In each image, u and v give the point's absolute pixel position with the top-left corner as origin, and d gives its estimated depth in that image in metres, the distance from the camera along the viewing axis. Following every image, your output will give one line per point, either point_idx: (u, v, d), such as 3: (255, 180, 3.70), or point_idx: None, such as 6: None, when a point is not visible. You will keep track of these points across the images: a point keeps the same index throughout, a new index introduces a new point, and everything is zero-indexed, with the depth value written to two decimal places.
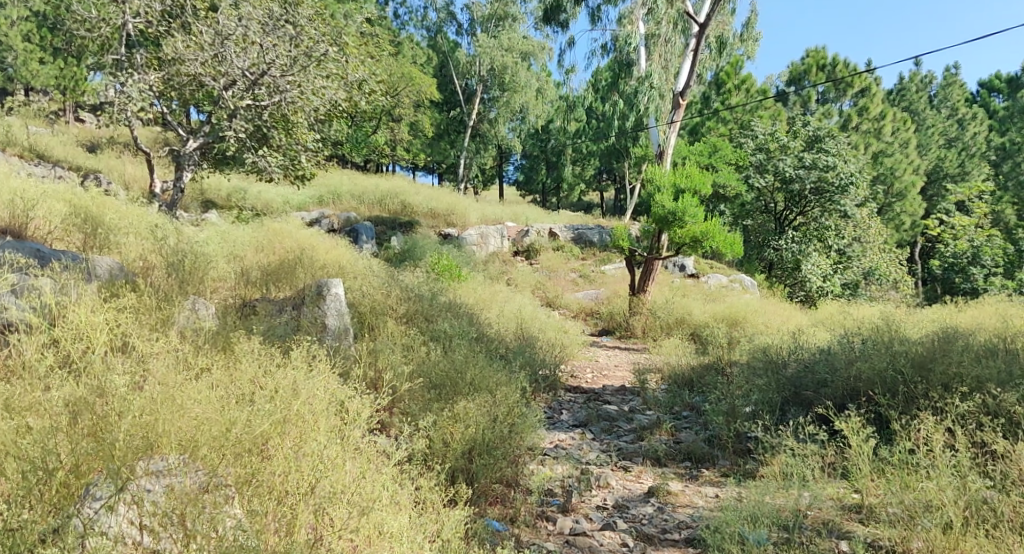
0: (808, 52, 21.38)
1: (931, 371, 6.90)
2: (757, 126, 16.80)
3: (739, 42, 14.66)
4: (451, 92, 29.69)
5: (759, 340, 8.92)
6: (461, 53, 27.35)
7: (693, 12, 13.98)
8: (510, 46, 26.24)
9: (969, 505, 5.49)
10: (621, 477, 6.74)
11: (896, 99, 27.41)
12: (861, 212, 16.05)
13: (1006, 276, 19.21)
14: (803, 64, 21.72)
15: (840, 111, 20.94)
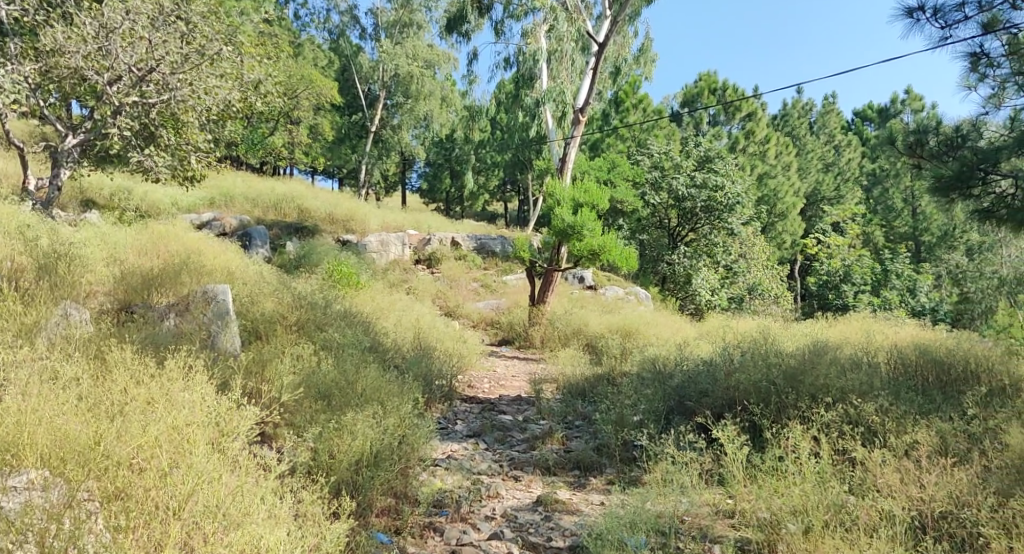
0: (701, 76, 22.47)
1: (801, 382, 7.36)
2: (653, 145, 17.38)
3: (638, 63, 15.11)
4: (354, 97, 29.29)
5: (649, 351, 9.22)
6: (364, 58, 27.05)
7: (594, 32, 14.44)
8: (416, 54, 26.47)
9: (831, 509, 5.85)
10: (511, 486, 6.84)
11: (780, 124, 29.07)
12: (747, 230, 16.93)
13: (874, 293, 20.68)
14: (696, 88, 22.74)
15: (729, 134, 22.25)
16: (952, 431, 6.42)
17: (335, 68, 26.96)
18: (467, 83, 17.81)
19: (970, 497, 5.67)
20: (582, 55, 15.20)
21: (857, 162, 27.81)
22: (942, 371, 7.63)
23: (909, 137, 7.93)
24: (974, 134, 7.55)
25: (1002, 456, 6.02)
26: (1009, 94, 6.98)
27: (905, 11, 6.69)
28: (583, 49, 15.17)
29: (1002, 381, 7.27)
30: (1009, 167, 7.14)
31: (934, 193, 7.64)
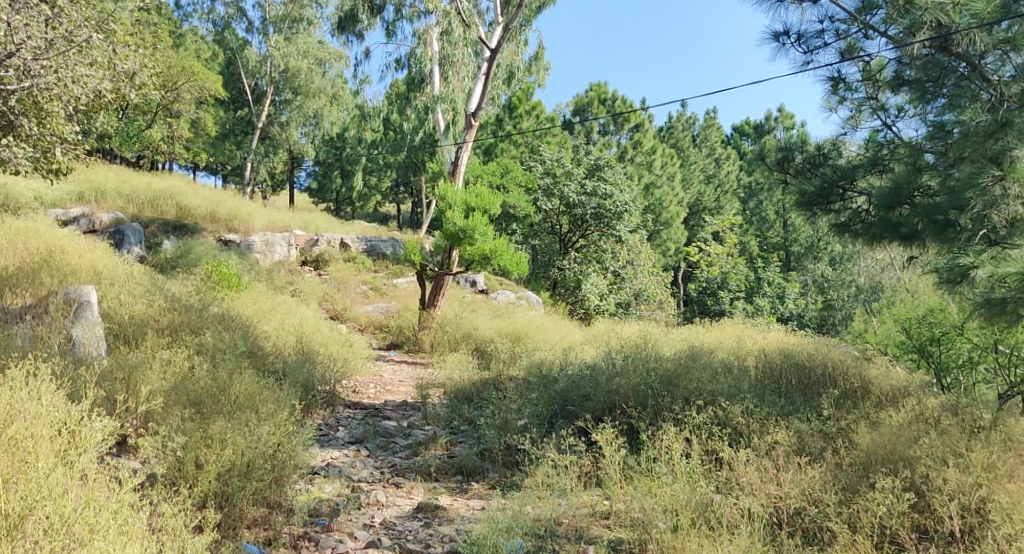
0: (591, 86, 23.10)
1: (676, 386, 7.68)
2: (545, 151, 17.43)
3: (531, 70, 15.34)
4: (239, 92, 28.19)
5: (536, 355, 9.35)
6: (251, 52, 26.21)
7: (486, 38, 14.58)
8: (306, 51, 25.92)
9: (698, 508, 6.08)
10: (392, 493, 6.72)
11: (665, 136, 30.18)
12: (633, 238, 17.55)
13: (746, 300, 21.79)
14: (587, 97, 23.25)
15: (618, 143, 22.92)
16: (809, 431, 6.88)
17: (219, 61, 25.97)
18: (359, 83, 17.52)
19: (821, 494, 6.06)
20: (475, 60, 15.26)
21: (736, 176, 29.25)
22: (804, 374, 8.13)
23: (777, 153, 8.38)
24: (835, 152, 8.06)
25: (851, 454, 6.50)
26: (864, 117, 7.52)
27: (772, 36, 7.07)
28: (476, 53, 15.27)
29: (854, 384, 7.85)
30: (864, 184, 7.70)
31: (799, 208, 8.14)
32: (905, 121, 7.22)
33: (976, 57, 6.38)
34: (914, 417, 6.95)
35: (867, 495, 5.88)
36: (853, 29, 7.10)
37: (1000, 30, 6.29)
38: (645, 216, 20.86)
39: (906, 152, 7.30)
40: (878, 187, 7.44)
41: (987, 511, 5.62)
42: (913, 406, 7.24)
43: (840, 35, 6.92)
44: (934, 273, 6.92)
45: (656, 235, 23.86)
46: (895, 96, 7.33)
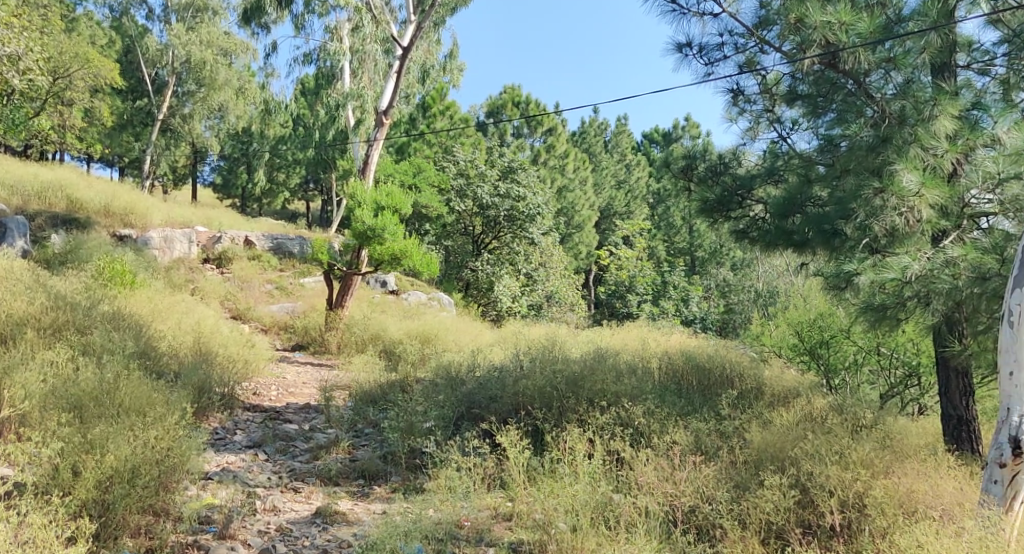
0: (505, 88, 23.14)
1: (581, 387, 7.75)
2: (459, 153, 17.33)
3: (445, 70, 15.30)
4: (139, 81, 26.88)
5: (444, 357, 9.27)
6: (152, 41, 25.12)
7: (398, 35, 14.48)
8: (209, 40, 24.96)
9: (598, 508, 6.15)
10: (289, 498, 6.51)
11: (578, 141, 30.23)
12: (546, 241, 17.70)
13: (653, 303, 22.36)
14: (501, 99, 23.32)
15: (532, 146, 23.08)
16: (707, 431, 7.08)
17: (116, 48, 24.75)
18: (266, 77, 17.00)
19: (713, 491, 6.24)
20: (386, 57, 15.39)
21: (645, 182, 29.92)
22: (703, 376, 8.38)
23: (681, 161, 8.57)
24: (735, 162, 8.32)
25: (744, 452, 6.75)
26: (761, 128, 7.84)
27: (675, 47, 7.25)
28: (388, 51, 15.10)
29: (749, 385, 8.15)
30: (760, 193, 8.02)
31: (700, 215, 8.39)
32: (798, 134, 7.58)
33: (862, 75, 6.72)
34: (802, 417, 7.28)
35: (756, 493, 6.11)
36: (750, 44, 7.38)
37: (883, 49, 6.64)
38: (557, 220, 21.07)
39: (798, 163, 7.63)
40: (774, 196, 7.75)
41: (864, 506, 5.94)
42: (802, 406, 7.58)
43: (739, 49, 7.17)
44: (823, 278, 7.24)
45: (568, 238, 24.12)
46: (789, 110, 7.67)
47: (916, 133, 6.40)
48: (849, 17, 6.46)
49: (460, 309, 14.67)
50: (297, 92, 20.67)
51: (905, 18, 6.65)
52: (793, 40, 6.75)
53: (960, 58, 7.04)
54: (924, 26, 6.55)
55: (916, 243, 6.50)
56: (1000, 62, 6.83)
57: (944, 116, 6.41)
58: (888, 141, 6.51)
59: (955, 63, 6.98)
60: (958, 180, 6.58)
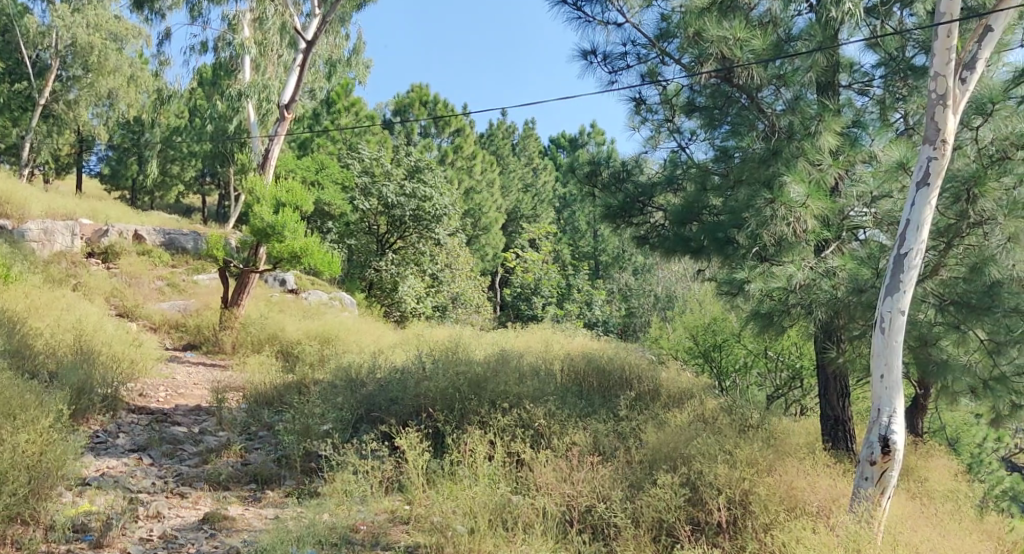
0: (413, 87, 22.89)
1: (483, 389, 7.75)
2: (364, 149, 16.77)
3: (350, 65, 15.08)
4: (17, 62, 25.12)
5: (344, 358, 9.09)
6: (33, 20, 23.51)
7: (302, 28, 14.14)
8: (97, 24, 23.77)
9: (496, 510, 6.16)
10: (175, 504, 6.20)
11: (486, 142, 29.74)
12: (452, 242, 17.65)
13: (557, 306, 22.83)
14: (409, 98, 23.07)
15: (439, 147, 22.88)
16: (605, 432, 7.21)
17: None
18: (160, 65, 16.22)
19: (608, 491, 6.37)
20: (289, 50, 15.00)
21: (552, 186, 30.07)
22: (604, 377, 8.54)
23: (585, 166, 8.67)
24: (637, 169, 8.49)
25: (640, 452, 6.91)
26: (663, 137, 8.15)
27: (580, 53, 7.35)
28: (292, 45, 14.90)
29: (647, 386, 8.37)
30: (661, 200, 8.25)
31: (603, 220, 8.56)
32: (696, 145, 7.86)
33: (755, 90, 7.02)
34: (695, 417, 7.55)
35: (650, 491, 6.27)
36: (652, 54, 7.57)
37: (774, 66, 6.96)
38: (463, 221, 20.98)
39: (695, 172, 7.90)
40: (673, 204, 8.00)
41: (749, 502, 6.20)
42: (696, 407, 7.86)
43: (642, 59, 7.34)
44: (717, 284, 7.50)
45: (475, 239, 24.06)
46: (688, 120, 7.96)
47: (802, 148, 6.71)
48: (744, 33, 6.74)
49: (363, 310, 14.42)
50: (194, 81, 19.79)
51: (794, 37, 6.97)
52: (691, 52, 6.97)
53: (843, 78, 7.46)
54: (811, 47, 6.80)
55: (802, 252, 6.83)
56: (878, 84, 7.30)
57: (829, 133, 6.72)
58: (778, 154, 6.81)
59: (838, 83, 7.38)
60: (838, 196, 6.96)
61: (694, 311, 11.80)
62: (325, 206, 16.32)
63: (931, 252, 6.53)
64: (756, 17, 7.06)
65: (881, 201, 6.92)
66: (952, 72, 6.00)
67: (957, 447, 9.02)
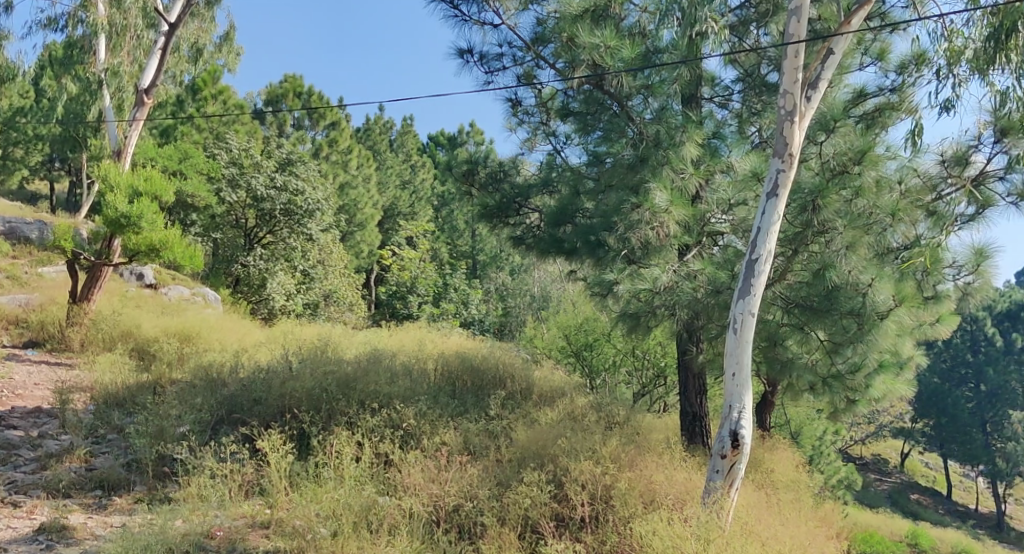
0: (286, 77, 21.59)
1: (352, 389, 7.58)
2: (232, 139, 15.70)
3: (220, 52, 14.51)
4: None
5: (205, 357, 8.69)
6: None
7: (165, 10, 13.41)
8: None
9: (363, 512, 6.05)
10: (6, 515, 5.74)
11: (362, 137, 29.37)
12: (325, 237, 16.70)
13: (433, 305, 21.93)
14: (281, 88, 21.65)
15: (313, 140, 22.16)
16: (476, 431, 7.23)
17: None
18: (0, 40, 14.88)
19: (476, 490, 6.39)
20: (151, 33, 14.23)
21: (430, 184, 29.53)
22: (477, 376, 8.57)
23: (462, 165, 8.54)
24: (513, 170, 8.49)
25: (509, 450, 6.98)
26: (539, 140, 8.28)
27: (456, 52, 7.33)
28: (154, 28, 14.00)
29: (519, 385, 8.48)
30: (536, 202, 8.35)
31: (480, 219, 8.58)
32: (570, 148, 8.06)
33: (624, 98, 7.31)
34: (564, 415, 7.71)
35: (517, 489, 6.35)
36: (528, 57, 7.68)
37: (642, 76, 7.24)
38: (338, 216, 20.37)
39: (569, 175, 8.01)
40: (547, 207, 8.12)
41: (611, 498, 6.39)
42: (565, 405, 8.02)
43: (518, 61, 7.41)
44: (587, 285, 7.72)
45: (350, 236, 23.38)
46: (563, 124, 8.13)
47: (668, 156, 6.93)
48: (615, 42, 6.86)
49: (231, 307, 13.82)
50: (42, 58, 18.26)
51: (661, 49, 7.21)
52: (566, 57, 7.12)
53: (705, 91, 7.89)
54: (676, 59, 7.09)
55: (667, 256, 7.09)
56: (737, 98, 7.78)
57: (691, 143, 6.95)
58: (645, 161, 7.05)
59: (700, 96, 7.81)
60: (700, 203, 7.33)
61: (566, 311, 12.05)
62: (187, 196, 14.82)
63: (779, 258, 7.05)
64: (626, 28, 7.29)
65: (737, 209, 7.35)
66: (799, 90, 6.50)
67: (801, 439, 9.67)
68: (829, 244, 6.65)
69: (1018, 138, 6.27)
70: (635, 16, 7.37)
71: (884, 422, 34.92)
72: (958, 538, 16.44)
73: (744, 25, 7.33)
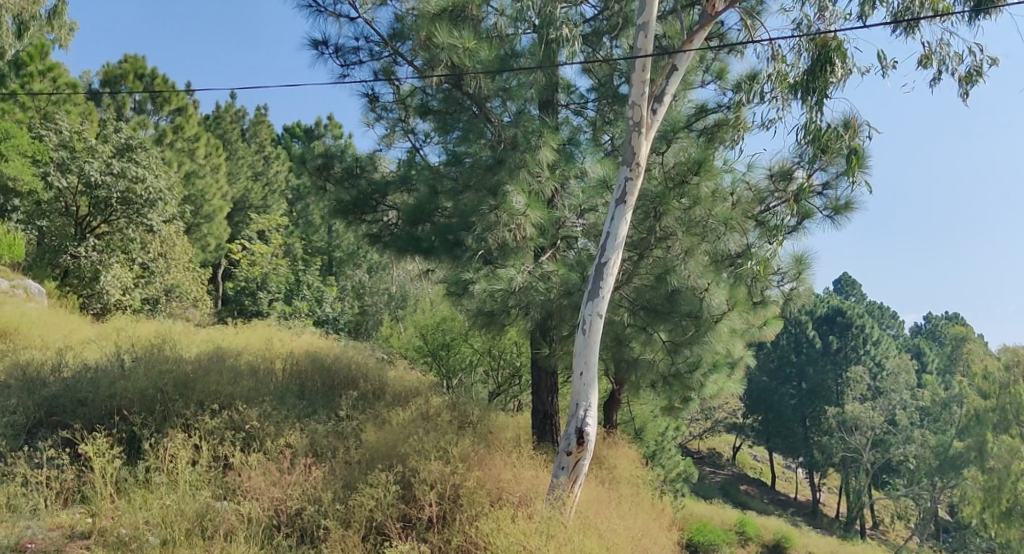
0: (125, 56, 19.52)
1: (190, 389, 7.20)
2: (63, 120, 14.00)
3: (50, 27, 13.32)
4: None
5: (22, 355, 7.97)
6: None
7: None
8: None
9: (198, 517, 5.76)
10: None
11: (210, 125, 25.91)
12: (168, 229, 15.61)
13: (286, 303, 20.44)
14: (121, 69, 19.62)
15: (155, 125, 19.71)
16: (323, 434, 7.05)
17: None
18: None
19: (320, 493, 6.24)
20: None
21: (285, 176, 26.78)
22: (328, 376, 8.37)
23: (317, 159, 8.29)
24: (370, 166, 8.32)
25: (358, 451, 6.87)
26: (397, 136, 8.20)
27: (310, 42, 7.14)
28: None
29: (371, 385, 8.39)
30: (393, 199, 8.18)
31: (335, 215, 8.30)
32: (429, 147, 8.04)
33: (483, 100, 7.40)
34: (416, 415, 7.66)
35: (363, 491, 6.24)
36: (385, 53, 7.64)
37: (500, 79, 7.35)
38: (184, 208, 19.10)
39: (427, 174, 7.95)
40: (405, 205, 7.97)
41: (459, 497, 6.42)
42: (419, 405, 8.00)
43: (375, 56, 7.33)
44: (443, 285, 7.72)
45: (195, 228, 20.99)
46: (422, 122, 8.09)
47: (525, 159, 7.04)
48: (473, 44, 6.85)
49: (55, 302, 12.65)
50: None
51: (519, 53, 7.38)
52: (423, 55, 7.05)
53: (561, 97, 8.15)
54: (532, 64, 7.34)
55: (523, 257, 7.13)
56: (591, 106, 8.10)
57: (546, 147, 7.11)
58: (503, 162, 7.15)
59: (557, 102, 8.05)
60: (555, 207, 7.49)
61: (423, 311, 12.03)
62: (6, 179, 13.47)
63: (627, 262, 7.41)
64: (483, 30, 7.33)
65: (589, 214, 7.71)
66: (646, 102, 6.83)
67: (644, 436, 10.15)
68: (671, 249, 7.10)
69: (833, 155, 7.02)
70: (493, 19, 7.44)
71: (720, 418, 36.10)
72: (774, 523, 17.77)
73: (597, 36, 7.71)
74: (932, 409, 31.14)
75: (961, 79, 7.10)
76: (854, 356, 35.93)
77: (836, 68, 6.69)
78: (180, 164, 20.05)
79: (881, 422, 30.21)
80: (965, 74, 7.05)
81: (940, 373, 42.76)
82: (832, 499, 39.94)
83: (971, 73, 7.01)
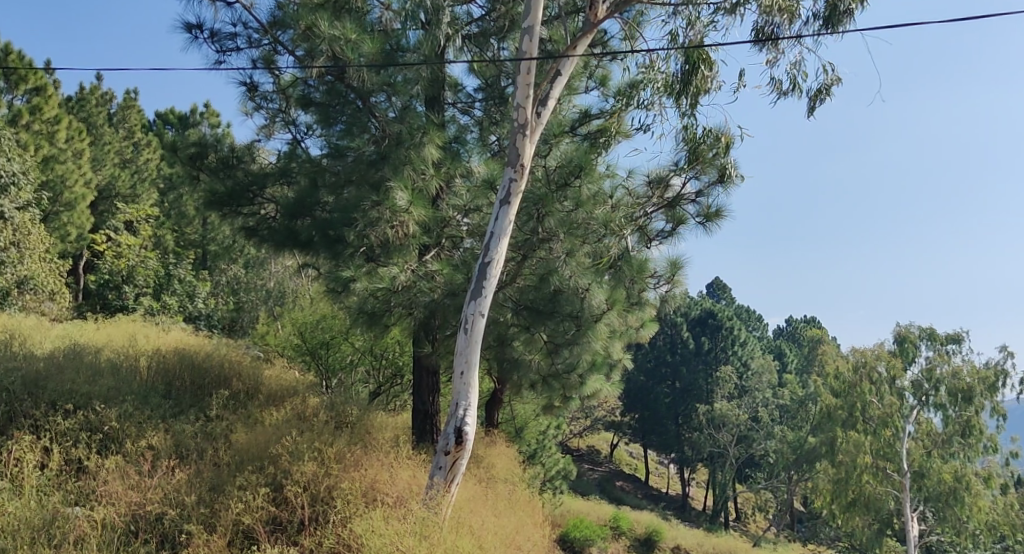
0: None
1: (41, 388, 6.74)
2: None
3: None
4: None
5: None
6: None
7: None
8: None
9: (45, 525, 5.40)
10: None
11: (72, 107, 23.51)
12: (21, 216, 14.72)
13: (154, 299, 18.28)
14: None
15: (10, 105, 17.86)
16: (190, 435, 6.74)
17: None
18: None
19: (183, 496, 5.94)
20: None
21: (155, 165, 24.67)
22: (198, 375, 8.02)
23: (190, 148, 7.94)
24: (248, 157, 8.02)
25: (227, 453, 6.61)
26: (277, 127, 7.92)
27: (184, 25, 6.83)
28: None
29: (244, 385, 8.09)
30: (272, 192, 7.91)
31: (208, 206, 7.94)
32: (312, 140, 7.82)
33: (367, 94, 7.15)
34: (290, 416, 7.45)
35: (231, 494, 6.00)
36: (265, 41, 7.42)
37: (385, 74, 7.11)
38: (39, 195, 17.69)
39: (308, 167, 7.75)
40: (284, 198, 7.71)
41: (332, 498, 6.27)
42: (294, 405, 7.79)
43: (253, 44, 7.10)
44: (322, 282, 7.53)
45: (53, 216, 19.63)
46: (304, 114, 7.83)
47: (409, 156, 6.93)
48: (356, 35, 6.81)
49: None
50: None
51: (404, 49, 7.32)
52: (304, 45, 6.95)
53: (448, 96, 8.16)
54: (418, 59, 7.32)
55: (406, 255, 7.07)
56: (478, 107, 8.16)
57: (431, 145, 7.02)
58: (387, 159, 7.03)
59: (444, 100, 8.05)
60: (440, 205, 7.43)
61: (301, 307, 11.78)
62: None
63: (510, 262, 7.47)
64: (368, 23, 7.29)
65: (474, 214, 7.71)
66: (531, 105, 6.93)
67: (523, 435, 10.30)
68: (553, 251, 7.21)
69: (706, 165, 7.32)
70: (378, 13, 7.44)
71: (599, 417, 36.61)
72: (642, 517, 18.38)
73: (485, 36, 7.82)
74: (790, 407, 33.32)
75: (812, 96, 7.56)
76: (722, 357, 37.43)
77: (703, 77, 7.10)
78: (38, 148, 18.55)
79: (744, 419, 32.10)
80: (816, 92, 7.52)
81: (797, 372, 45.83)
82: (700, 492, 41.98)
83: (820, 91, 7.49)
